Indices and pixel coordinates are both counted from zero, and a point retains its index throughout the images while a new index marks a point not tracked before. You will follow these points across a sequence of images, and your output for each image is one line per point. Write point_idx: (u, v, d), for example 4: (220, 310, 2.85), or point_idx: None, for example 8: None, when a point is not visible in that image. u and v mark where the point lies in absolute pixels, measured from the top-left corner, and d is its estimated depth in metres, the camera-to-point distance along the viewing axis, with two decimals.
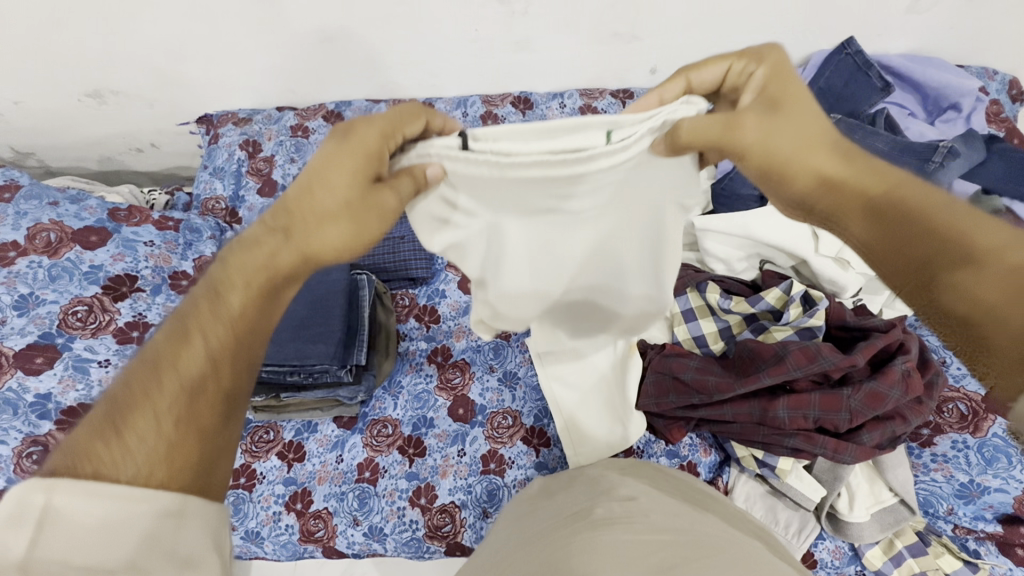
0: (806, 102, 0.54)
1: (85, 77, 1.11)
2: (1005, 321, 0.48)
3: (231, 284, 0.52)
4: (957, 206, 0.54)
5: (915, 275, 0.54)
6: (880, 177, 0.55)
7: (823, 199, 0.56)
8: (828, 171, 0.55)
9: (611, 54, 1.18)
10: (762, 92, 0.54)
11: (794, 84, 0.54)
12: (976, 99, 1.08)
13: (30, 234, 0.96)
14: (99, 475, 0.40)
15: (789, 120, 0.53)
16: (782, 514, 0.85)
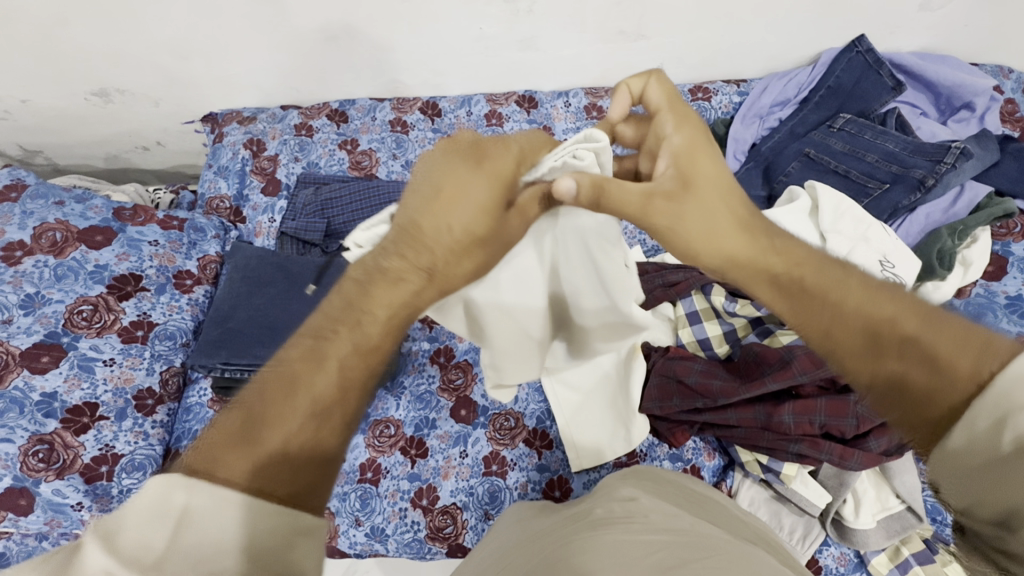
0: (717, 180, 0.54)
1: (92, 75, 1.11)
2: (926, 387, 0.45)
3: (372, 313, 0.48)
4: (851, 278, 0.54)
5: (841, 344, 0.51)
6: (783, 255, 0.55)
7: (732, 275, 0.55)
8: (733, 251, 0.54)
9: (617, 53, 1.17)
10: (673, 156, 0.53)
11: (705, 160, 0.54)
12: (989, 99, 1.05)
13: (35, 233, 0.96)
14: (217, 478, 0.36)
15: (698, 205, 0.53)
16: (787, 519, 0.84)
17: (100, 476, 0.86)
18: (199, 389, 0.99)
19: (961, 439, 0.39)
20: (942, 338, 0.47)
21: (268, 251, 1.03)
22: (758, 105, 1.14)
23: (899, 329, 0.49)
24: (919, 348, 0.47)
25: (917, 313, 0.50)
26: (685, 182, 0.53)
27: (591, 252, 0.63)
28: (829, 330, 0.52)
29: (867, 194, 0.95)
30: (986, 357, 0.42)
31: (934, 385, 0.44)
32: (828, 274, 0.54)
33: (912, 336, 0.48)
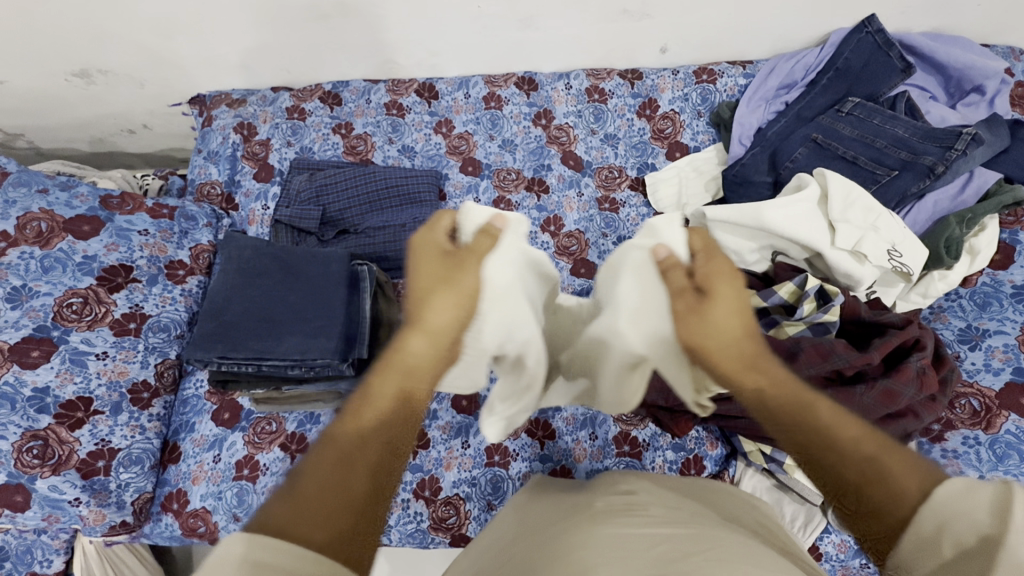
0: (733, 320, 0.57)
1: (73, 57, 1.12)
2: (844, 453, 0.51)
3: None
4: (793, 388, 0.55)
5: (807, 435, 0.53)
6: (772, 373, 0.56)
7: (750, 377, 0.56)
8: (726, 364, 0.57)
9: (621, 31, 1.13)
10: (706, 265, 0.59)
11: (721, 309, 0.57)
12: (1000, 82, 1.03)
13: (19, 223, 0.93)
14: (289, 533, 0.43)
15: (723, 301, 0.57)
16: (788, 507, 0.86)
17: (97, 470, 0.86)
18: (196, 381, 1.00)
19: (910, 547, 0.46)
20: (902, 459, 0.49)
21: (263, 241, 1.01)
22: (764, 87, 1.12)
23: (860, 449, 0.51)
24: (878, 467, 0.49)
25: (879, 436, 0.51)
26: (705, 300, 0.57)
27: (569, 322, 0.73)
28: (798, 444, 0.54)
29: (875, 181, 0.94)
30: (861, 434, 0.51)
31: (864, 463, 0.50)
32: (805, 393, 0.55)
33: (874, 457, 0.50)
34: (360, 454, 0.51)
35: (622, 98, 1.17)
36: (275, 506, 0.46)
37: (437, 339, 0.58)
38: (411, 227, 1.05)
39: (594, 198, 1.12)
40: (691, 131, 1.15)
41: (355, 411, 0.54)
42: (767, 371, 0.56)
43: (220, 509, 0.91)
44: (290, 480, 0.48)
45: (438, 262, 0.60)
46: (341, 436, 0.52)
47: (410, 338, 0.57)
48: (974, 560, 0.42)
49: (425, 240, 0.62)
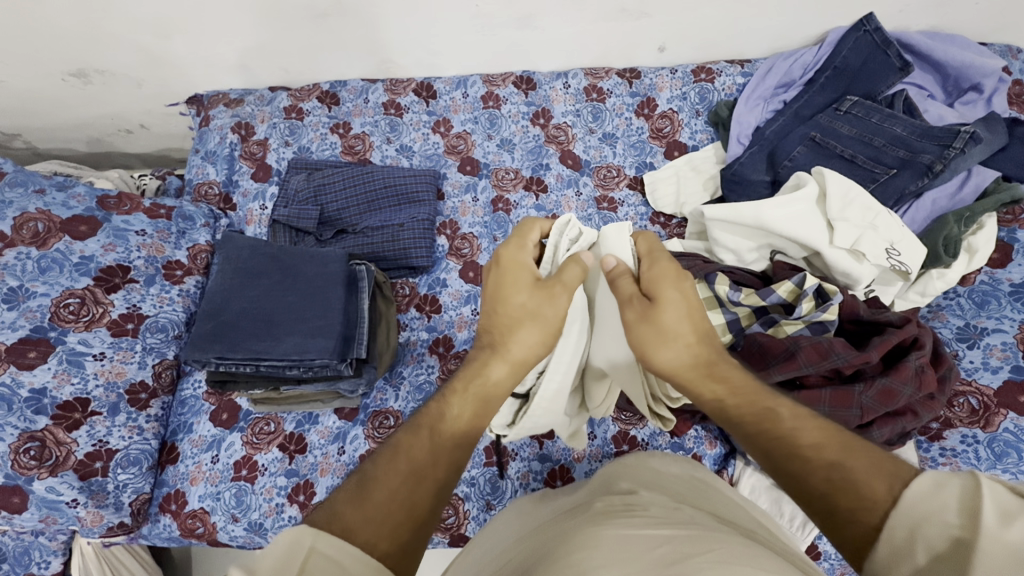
0: (682, 326, 0.59)
1: (70, 56, 1.12)
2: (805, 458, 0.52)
3: None
4: (755, 396, 0.58)
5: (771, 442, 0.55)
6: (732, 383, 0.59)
7: (711, 386, 0.59)
8: (681, 371, 0.60)
9: (619, 30, 1.13)
10: (651, 273, 0.62)
11: (669, 315, 0.59)
12: (998, 80, 1.03)
13: (16, 223, 0.92)
14: (348, 534, 0.44)
15: (671, 309, 0.59)
16: (788, 506, 0.85)
17: (95, 471, 0.86)
18: (193, 381, 1.00)
19: (884, 557, 0.43)
20: (863, 462, 0.49)
21: (260, 241, 1.01)
22: (763, 85, 1.12)
23: (822, 454, 0.51)
24: (843, 474, 0.49)
25: (844, 443, 0.52)
26: (654, 307, 0.59)
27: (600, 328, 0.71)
28: (762, 453, 0.55)
29: (873, 180, 0.94)
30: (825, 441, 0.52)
31: (826, 469, 0.50)
32: (763, 402, 0.57)
33: (836, 463, 0.50)
34: (427, 468, 0.52)
35: (621, 97, 1.17)
36: (344, 505, 0.47)
37: (515, 369, 0.60)
38: (409, 227, 1.05)
39: (593, 197, 1.11)
40: (689, 131, 1.15)
41: (429, 425, 0.55)
42: (722, 381, 0.59)
43: (219, 509, 0.91)
44: (358, 481, 0.50)
45: (526, 288, 0.62)
46: (411, 447, 0.53)
47: (492, 364, 0.60)
48: (948, 565, 0.38)
49: (506, 257, 0.64)
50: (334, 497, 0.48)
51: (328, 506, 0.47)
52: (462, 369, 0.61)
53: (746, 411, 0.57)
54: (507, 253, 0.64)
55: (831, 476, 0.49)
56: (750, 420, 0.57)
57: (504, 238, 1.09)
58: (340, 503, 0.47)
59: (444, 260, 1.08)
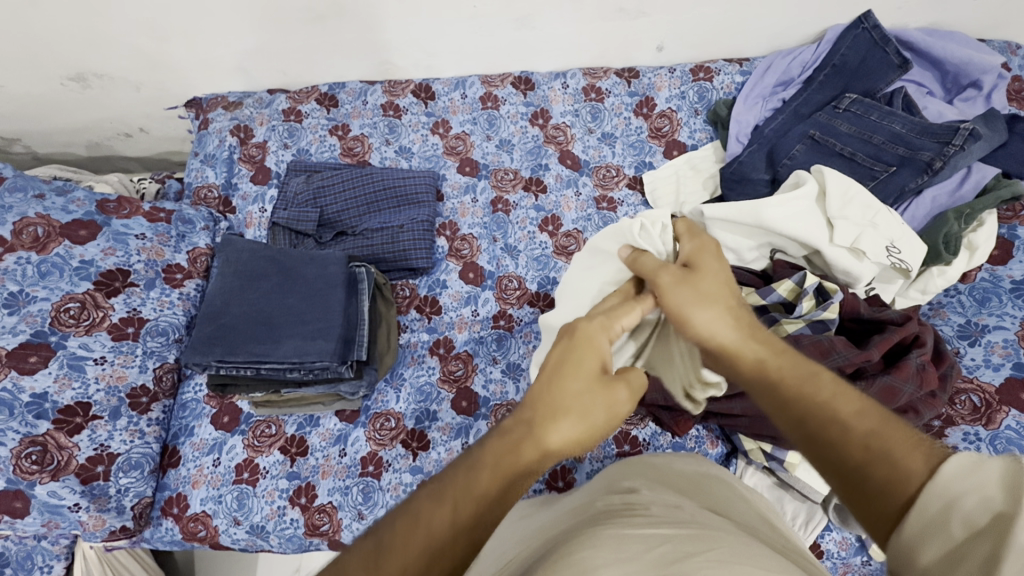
0: (716, 293, 0.61)
1: (68, 61, 1.12)
2: (844, 424, 0.49)
3: None
4: (795, 360, 0.56)
5: (803, 407, 0.52)
6: (769, 346, 0.57)
7: (749, 348, 0.58)
8: (722, 335, 0.59)
9: (617, 30, 1.13)
10: (689, 249, 0.66)
11: (708, 281, 0.62)
12: (997, 76, 1.03)
13: (16, 228, 0.92)
14: None
15: (708, 274, 0.62)
16: (790, 505, 0.86)
17: (97, 476, 0.86)
18: (194, 385, 1.00)
19: (915, 529, 0.40)
20: (900, 433, 0.46)
21: (260, 244, 1.01)
22: (761, 84, 1.12)
23: (860, 422, 0.48)
24: (881, 442, 0.46)
25: (883, 414, 0.49)
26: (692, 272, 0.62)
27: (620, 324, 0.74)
28: (792, 418, 0.52)
29: (873, 177, 0.94)
30: (864, 409, 0.49)
31: (865, 436, 0.47)
32: (805, 367, 0.55)
33: (875, 431, 0.47)
34: (443, 552, 0.44)
35: (619, 96, 1.17)
36: (355, 568, 0.44)
37: (552, 452, 0.53)
38: (409, 228, 1.05)
39: (592, 197, 1.11)
40: (688, 130, 1.15)
41: (453, 497, 0.47)
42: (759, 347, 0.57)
43: (220, 513, 0.91)
44: (371, 544, 0.45)
45: (583, 376, 0.55)
46: (430, 521, 0.46)
47: (527, 446, 0.51)
48: (984, 537, 0.35)
49: (582, 337, 0.58)
50: (346, 562, 0.44)
51: (340, 571, 0.43)
52: (497, 438, 0.52)
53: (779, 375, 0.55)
54: (583, 330, 0.59)
55: (869, 443, 0.46)
56: (781, 382, 0.54)
57: (503, 239, 1.09)
58: (349, 571, 0.43)
59: (444, 262, 1.08)
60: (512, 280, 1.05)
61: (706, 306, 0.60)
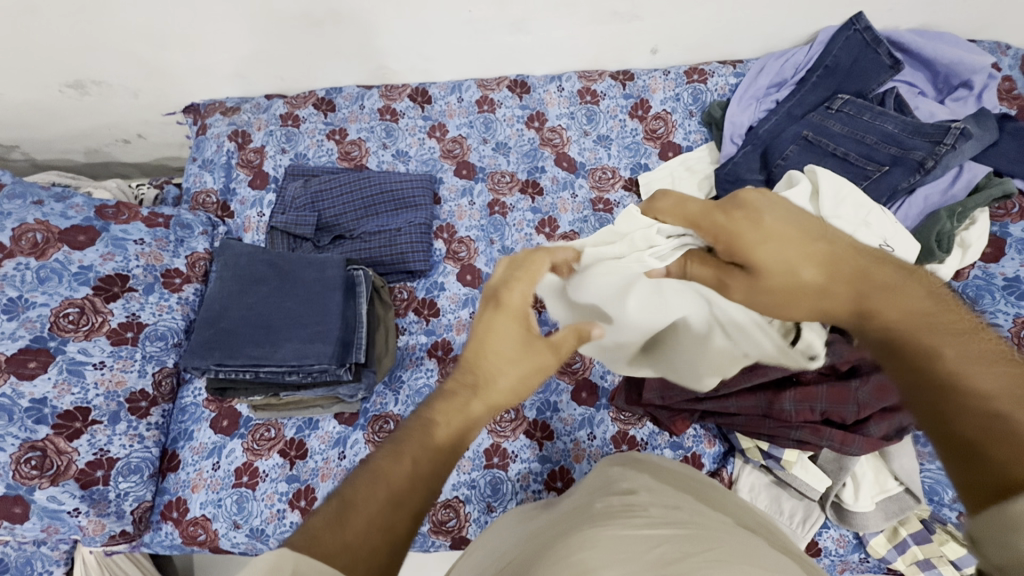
0: (814, 271, 0.55)
1: (67, 68, 1.13)
2: (973, 397, 0.43)
3: None
4: (931, 319, 0.50)
5: (929, 376, 0.46)
6: (901, 307, 0.51)
7: (867, 312, 0.52)
8: (825, 298, 0.55)
9: (611, 33, 1.14)
10: (718, 242, 0.58)
11: (773, 266, 0.56)
12: (988, 76, 1.04)
13: (15, 234, 0.93)
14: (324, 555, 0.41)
15: (775, 247, 0.55)
16: (787, 503, 0.86)
17: (96, 480, 0.86)
18: (193, 389, 1.00)
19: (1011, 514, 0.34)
20: None
21: (258, 248, 1.02)
22: (755, 85, 1.13)
23: (988, 399, 0.42)
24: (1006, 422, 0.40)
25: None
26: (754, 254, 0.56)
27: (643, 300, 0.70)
28: (915, 386, 0.47)
29: (866, 176, 0.94)
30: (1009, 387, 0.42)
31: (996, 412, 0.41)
32: (931, 328, 0.49)
33: (999, 412, 0.41)
34: (405, 496, 0.48)
35: (615, 99, 1.18)
36: (322, 530, 0.44)
37: (493, 408, 0.57)
38: (407, 231, 1.06)
39: (588, 198, 1.12)
40: (683, 131, 1.16)
41: (410, 450, 0.51)
42: (901, 306, 0.51)
43: (220, 516, 0.91)
44: (337, 505, 0.47)
45: (513, 340, 0.58)
46: (391, 471, 0.49)
47: (474, 406, 0.55)
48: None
49: (510, 302, 0.59)
50: (308, 522, 0.45)
51: (306, 531, 0.44)
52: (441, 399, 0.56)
53: (903, 339, 0.49)
54: (509, 295, 0.59)
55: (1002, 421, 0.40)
56: (900, 351, 0.49)
57: (501, 241, 1.09)
58: (319, 530, 0.44)
59: (442, 264, 1.08)
60: None
61: (788, 289, 0.56)
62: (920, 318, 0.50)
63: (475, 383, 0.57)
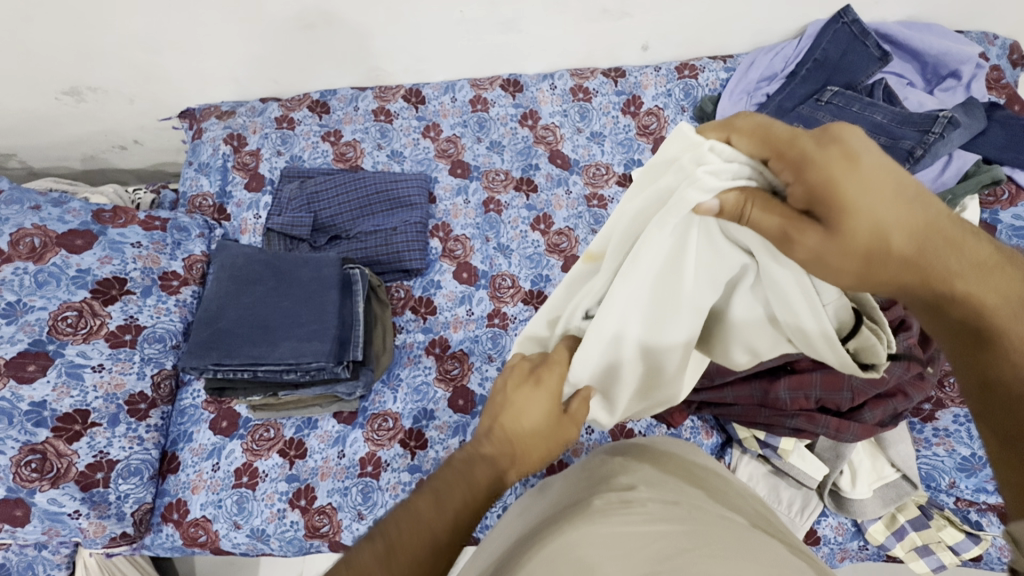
0: (904, 236, 0.43)
1: (62, 75, 1.14)
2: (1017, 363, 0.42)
3: None
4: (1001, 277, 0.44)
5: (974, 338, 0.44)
6: (982, 264, 0.44)
7: (957, 277, 0.44)
8: (917, 258, 0.43)
9: (602, 31, 1.15)
10: (801, 181, 0.42)
11: (864, 230, 0.42)
12: (976, 66, 1.05)
13: (13, 239, 0.93)
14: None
15: (865, 206, 0.41)
16: (785, 493, 0.86)
17: (96, 482, 0.87)
18: (193, 390, 1.01)
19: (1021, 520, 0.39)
20: None
21: (254, 248, 1.02)
22: (745, 80, 1.14)
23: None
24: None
25: None
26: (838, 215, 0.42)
27: (670, 254, 0.51)
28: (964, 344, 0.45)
29: None
30: None
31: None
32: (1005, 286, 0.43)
33: None
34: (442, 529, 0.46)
35: (607, 96, 1.19)
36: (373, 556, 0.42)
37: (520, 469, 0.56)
38: (402, 231, 1.07)
39: (582, 195, 1.13)
40: (676, 126, 1.17)
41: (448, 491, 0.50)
42: (984, 283, 0.43)
43: (221, 517, 0.91)
44: (382, 546, 0.43)
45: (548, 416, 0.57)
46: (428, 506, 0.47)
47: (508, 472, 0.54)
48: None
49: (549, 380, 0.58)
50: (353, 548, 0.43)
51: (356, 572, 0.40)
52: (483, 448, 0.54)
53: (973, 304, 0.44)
54: (551, 375, 0.58)
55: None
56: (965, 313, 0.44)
57: (496, 238, 1.10)
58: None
59: (438, 263, 1.09)
60: (506, 279, 1.06)
61: (873, 262, 0.43)
62: (995, 275, 0.44)
63: (510, 455, 0.55)
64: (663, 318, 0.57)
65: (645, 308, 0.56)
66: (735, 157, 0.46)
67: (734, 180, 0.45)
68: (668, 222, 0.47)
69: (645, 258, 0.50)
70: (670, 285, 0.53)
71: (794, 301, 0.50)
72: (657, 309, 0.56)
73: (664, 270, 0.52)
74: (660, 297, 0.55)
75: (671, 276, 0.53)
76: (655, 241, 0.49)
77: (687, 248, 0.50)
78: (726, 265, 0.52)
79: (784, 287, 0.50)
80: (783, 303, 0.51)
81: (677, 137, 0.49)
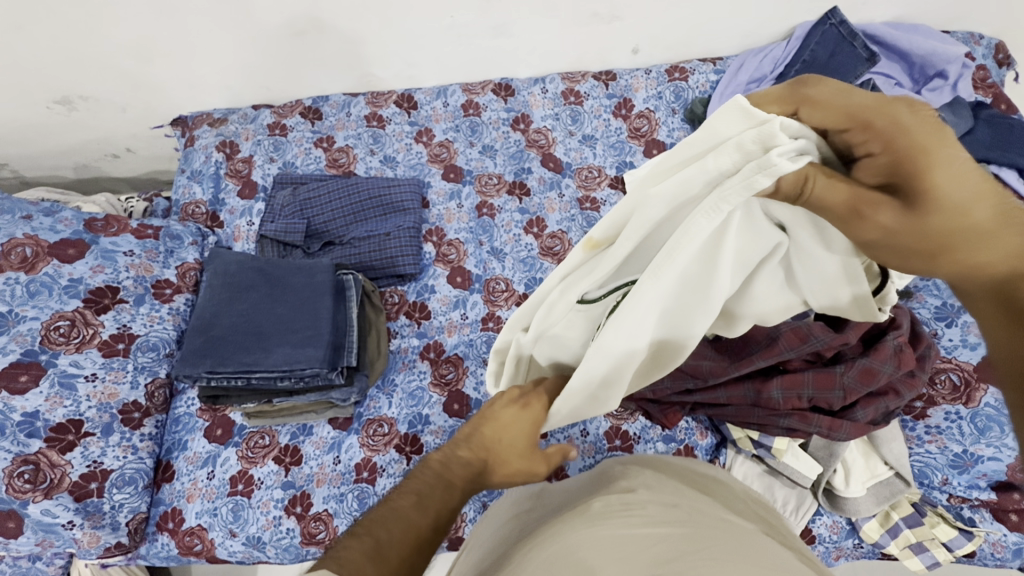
0: (985, 211, 0.40)
1: (53, 84, 1.13)
2: None
3: None
4: None
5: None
6: None
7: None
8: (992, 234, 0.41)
9: (592, 36, 1.16)
10: (886, 150, 0.40)
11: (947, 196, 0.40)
12: (961, 65, 1.07)
13: (4, 249, 0.93)
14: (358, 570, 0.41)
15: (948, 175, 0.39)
16: (780, 492, 0.87)
17: (90, 493, 0.86)
18: (187, 399, 1.01)
19: None
20: None
21: (248, 255, 1.03)
22: (735, 81, 1.15)
23: None
24: None
25: None
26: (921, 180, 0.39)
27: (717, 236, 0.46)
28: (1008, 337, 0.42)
29: None
30: None
31: None
32: None
33: None
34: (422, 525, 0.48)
35: (598, 99, 1.20)
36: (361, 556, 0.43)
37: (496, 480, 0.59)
38: (396, 236, 1.07)
39: (575, 197, 1.13)
40: (667, 129, 1.17)
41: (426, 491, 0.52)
42: None
43: (216, 525, 0.91)
44: (369, 544, 0.44)
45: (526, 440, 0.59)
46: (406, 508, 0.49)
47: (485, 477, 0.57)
48: None
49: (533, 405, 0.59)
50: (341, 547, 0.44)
51: (345, 564, 0.41)
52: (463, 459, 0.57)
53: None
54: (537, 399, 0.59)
55: None
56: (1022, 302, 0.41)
57: (489, 242, 1.10)
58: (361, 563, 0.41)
59: (432, 267, 1.09)
60: (499, 283, 1.06)
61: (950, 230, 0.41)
62: None
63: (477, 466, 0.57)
64: (683, 310, 0.52)
65: (680, 297, 0.51)
66: (798, 134, 0.42)
67: (803, 161, 0.39)
68: (721, 209, 0.43)
69: (693, 240, 0.44)
70: (706, 272, 0.49)
71: (827, 265, 0.51)
72: (689, 297, 0.51)
73: (703, 255, 0.47)
74: (697, 286, 0.50)
75: (709, 261, 0.48)
76: (700, 230, 0.44)
77: (728, 230, 0.46)
78: (760, 246, 0.49)
79: (821, 261, 0.51)
80: (813, 277, 0.53)
81: (729, 107, 0.42)
